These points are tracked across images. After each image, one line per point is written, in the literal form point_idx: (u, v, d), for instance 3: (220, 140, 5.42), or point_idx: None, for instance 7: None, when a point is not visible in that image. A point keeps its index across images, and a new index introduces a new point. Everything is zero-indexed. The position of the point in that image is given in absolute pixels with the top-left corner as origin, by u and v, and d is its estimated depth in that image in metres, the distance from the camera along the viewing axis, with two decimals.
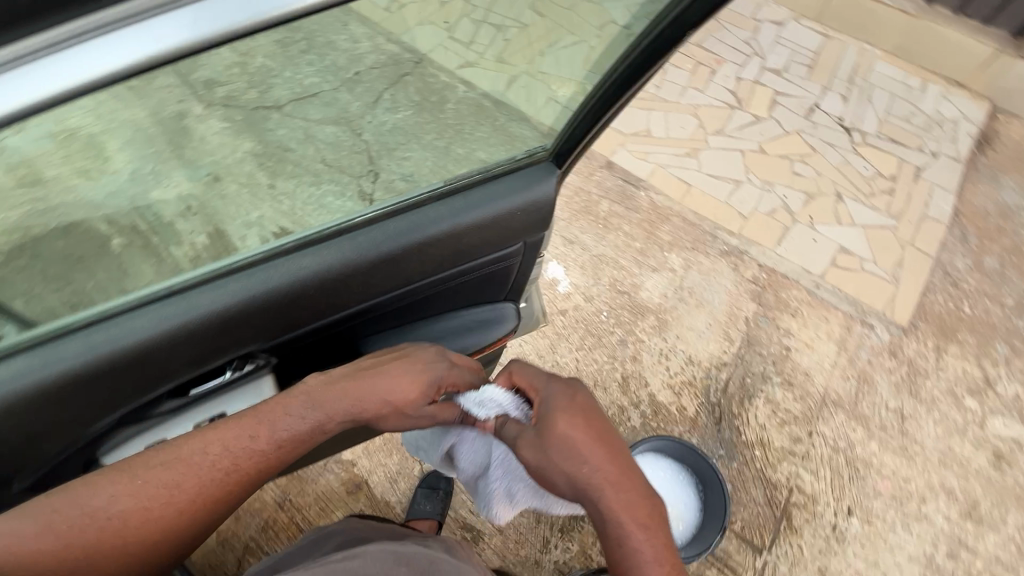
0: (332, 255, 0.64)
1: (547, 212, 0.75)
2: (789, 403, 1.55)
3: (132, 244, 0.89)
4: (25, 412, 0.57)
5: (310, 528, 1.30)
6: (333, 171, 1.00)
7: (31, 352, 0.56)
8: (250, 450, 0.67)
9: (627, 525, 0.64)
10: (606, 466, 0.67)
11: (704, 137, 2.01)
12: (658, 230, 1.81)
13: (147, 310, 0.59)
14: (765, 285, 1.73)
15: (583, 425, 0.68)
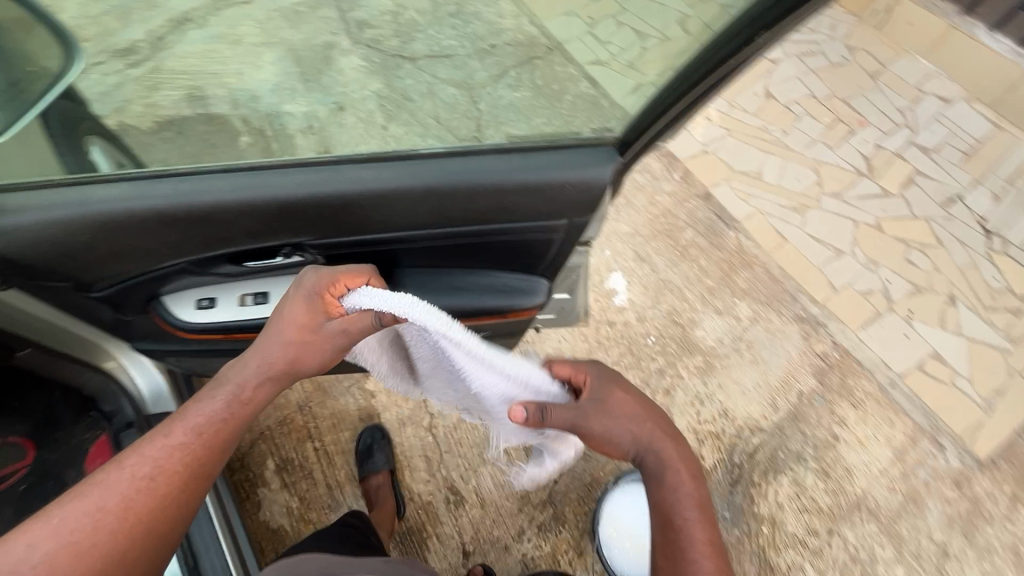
0: (389, 175, 0.68)
1: (601, 197, 0.74)
2: (817, 492, 1.44)
3: (254, 144, 0.96)
4: (101, 234, 0.64)
5: (318, 437, 1.40)
6: (433, 125, 1.06)
7: (128, 183, 0.64)
8: (167, 446, 0.69)
9: (666, 474, 0.78)
10: (643, 430, 0.80)
11: (817, 196, 1.89)
12: (736, 274, 1.73)
13: (226, 175, 0.66)
14: (832, 365, 1.60)
15: (618, 389, 0.80)
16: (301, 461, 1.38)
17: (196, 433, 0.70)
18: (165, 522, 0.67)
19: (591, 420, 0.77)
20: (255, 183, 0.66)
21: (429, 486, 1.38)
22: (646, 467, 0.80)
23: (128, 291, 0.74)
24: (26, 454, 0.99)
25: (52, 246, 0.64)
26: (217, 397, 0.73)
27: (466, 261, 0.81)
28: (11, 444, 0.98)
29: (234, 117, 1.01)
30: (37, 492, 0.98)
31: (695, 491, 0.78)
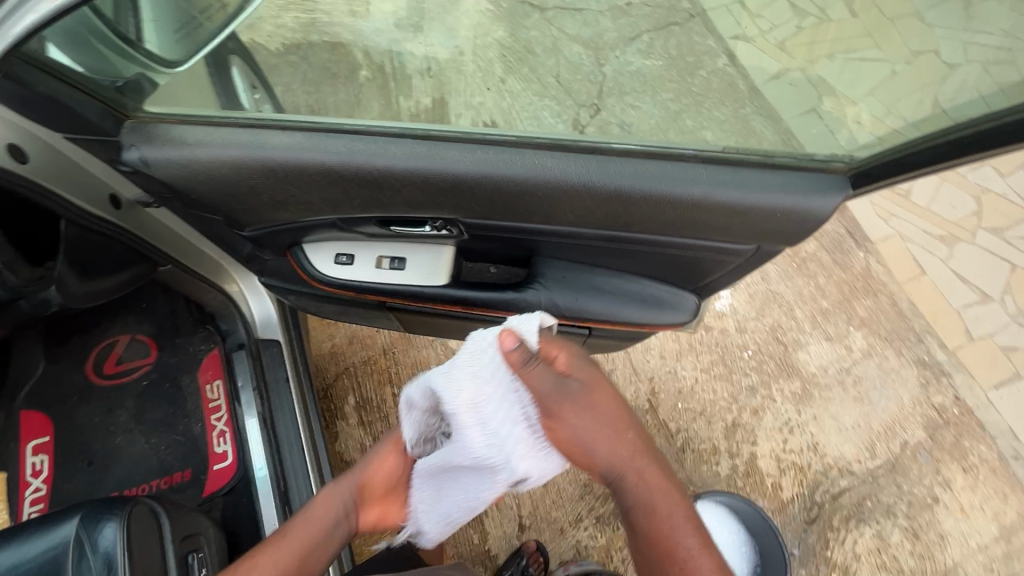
0: (578, 169, 0.64)
1: (807, 228, 0.67)
2: (901, 553, 1.33)
3: (372, 82, 0.89)
4: (281, 180, 0.65)
5: (398, 384, 1.43)
6: (559, 90, 0.96)
7: (302, 134, 0.64)
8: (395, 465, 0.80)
9: (655, 496, 0.68)
10: (629, 450, 0.70)
11: (973, 228, 1.65)
12: (857, 300, 1.56)
13: (402, 141, 0.64)
14: (948, 421, 1.44)
15: (598, 387, 0.73)
16: (379, 403, 1.42)
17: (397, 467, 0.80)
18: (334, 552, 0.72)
19: (572, 414, 0.69)
20: (434, 155, 0.64)
21: None
22: (624, 486, 0.69)
23: (273, 235, 0.76)
24: (150, 352, 1.09)
25: (219, 182, 0.66)
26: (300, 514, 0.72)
27: (615, 263, 0.77)
28: (139, 342, 1.10)
29: (356, 48, 0.92)
30: (155, 391, 1.07)
31: (687, 513, 0.68)
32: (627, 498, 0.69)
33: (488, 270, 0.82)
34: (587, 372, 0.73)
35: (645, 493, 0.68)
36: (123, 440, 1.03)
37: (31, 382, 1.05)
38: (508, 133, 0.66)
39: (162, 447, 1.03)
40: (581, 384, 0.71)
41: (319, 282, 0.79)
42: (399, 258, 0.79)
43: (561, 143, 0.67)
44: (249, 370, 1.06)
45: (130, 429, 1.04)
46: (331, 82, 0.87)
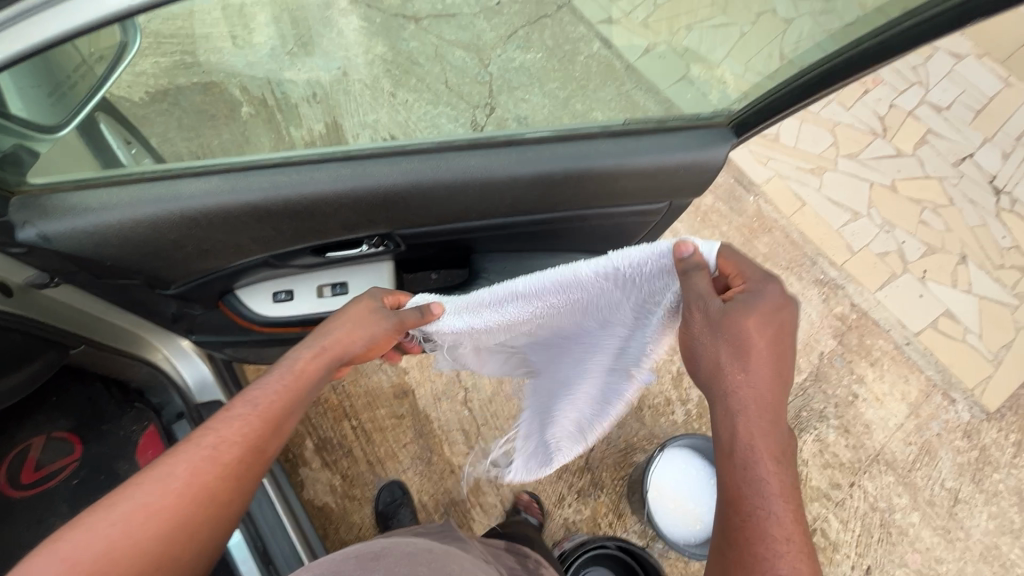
0: (500, 162, 0.68)
1: (709, 177, 0.75)
2: (839, 448, 1.50)
3: (257, 117, 0.84)
4: (204, 228, 0.63)
5: (355, 416, 1.40)
6: (452, 95, 0.92)
7: (217, 177, 0.61)
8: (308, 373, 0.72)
9: (762, 454, 0.58)
10: (766, 392, 0.61)
11: (834, 158, 1.89)
12: (757, 239, 1.74)
13: (324, 166, 0.64)
14: (851, 326, 1.64)
15: (761, 331, 0.61)
16: (340, 439, 1.38)
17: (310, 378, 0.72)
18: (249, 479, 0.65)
19: (697, 323, 0.63)
20: (360, 174, 0.64)
21: (469, 458, 1.40)
22: (724, 418, 0.61)
23: (202, 287, 0.73)
24: (74, 449, 0.99)
25: (135, 243, 0.62)
26: (261, 383, 0.70)
27: (547, 245, 0.83)
28: (58, 440, 0.99)
29: (232, 84, 0.82)
30: (90, 488, 0.97)
31: (786, 488, 0.57)
32: (726, 438, 0.60)
33: (429, 277, 0.87)
34: (752, 307, 0.62)
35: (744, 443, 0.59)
36: None
37: None
38: (425, 138, 0.68)
39: None
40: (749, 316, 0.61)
41: (261, 323, 0.78)
42: (340, 283, 0.79)
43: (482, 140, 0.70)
44: None
45: None
46: (210, 124, 0.81)
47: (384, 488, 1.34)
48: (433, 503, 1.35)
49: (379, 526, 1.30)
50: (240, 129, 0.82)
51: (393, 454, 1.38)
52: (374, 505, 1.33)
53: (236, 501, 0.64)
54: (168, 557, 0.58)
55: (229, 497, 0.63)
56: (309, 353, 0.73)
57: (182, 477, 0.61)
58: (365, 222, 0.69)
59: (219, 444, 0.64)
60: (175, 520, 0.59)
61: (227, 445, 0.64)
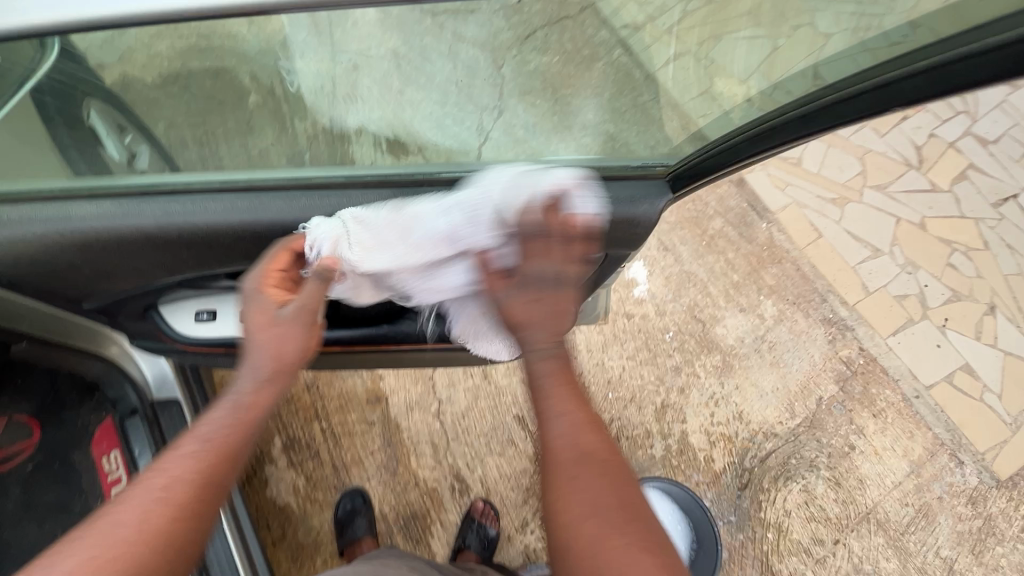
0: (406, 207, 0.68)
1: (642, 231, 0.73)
2: (827, 502, 1.41)
3: (264, 106, 0.78)
4: (109, 250, 0.65)
5: (326, 418, 1.39)
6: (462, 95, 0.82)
7: (114, 201, 0.63)
8: (251, 404, 0.63)
9: (585, 471, 0.61)
10: (578, 420, 0.64)
11: (860, 188, 1.76)
12: (764, 269, 1.64)
13: (218, 197, 0.65)
14: (856, 372, 1.54)
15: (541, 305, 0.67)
16: (308, 440, 1.37)
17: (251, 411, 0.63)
18: (202, 529, 0.57)
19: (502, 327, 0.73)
20: (255, 207, 0.65)
21: (435, 472, 1.37)
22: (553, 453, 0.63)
23: (119, 303, 0.76)
24: (32, 433, 1.01)
25: (35, 260, 0.65)
26: (207, 422, 0.61)
27: None
28: (18, 423, 1.01)
29: (242, 72, 0.75)
30: (43, 474, 0.99)
31: (616, 502, 0.59)
32: (556, 459, 0.62)
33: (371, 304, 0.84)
34: (531, 287, 0.66)
35: (568, 450, 0.62)
36: (10, 534, 0.95)
37: None
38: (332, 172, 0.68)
39: (56, 535, 0.96)
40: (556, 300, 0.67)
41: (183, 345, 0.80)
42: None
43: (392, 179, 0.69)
44: (147, 438, 1.00)
45: (16, 520, 0.95)
46: (217, 110, 0.76)
47: (346, 495, 1.31)
48: (393, 515, 1.34)
49: (335, 535, 1.29)
50: (245, 119, 0.76)
51: (359, 460, 1.37)
52: (333, 512, 1.31)
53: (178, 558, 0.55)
54: None
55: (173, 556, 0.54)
56: (261, 381, 0.65)
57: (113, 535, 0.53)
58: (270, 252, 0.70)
59: (162, 498, 0.55)
60: None
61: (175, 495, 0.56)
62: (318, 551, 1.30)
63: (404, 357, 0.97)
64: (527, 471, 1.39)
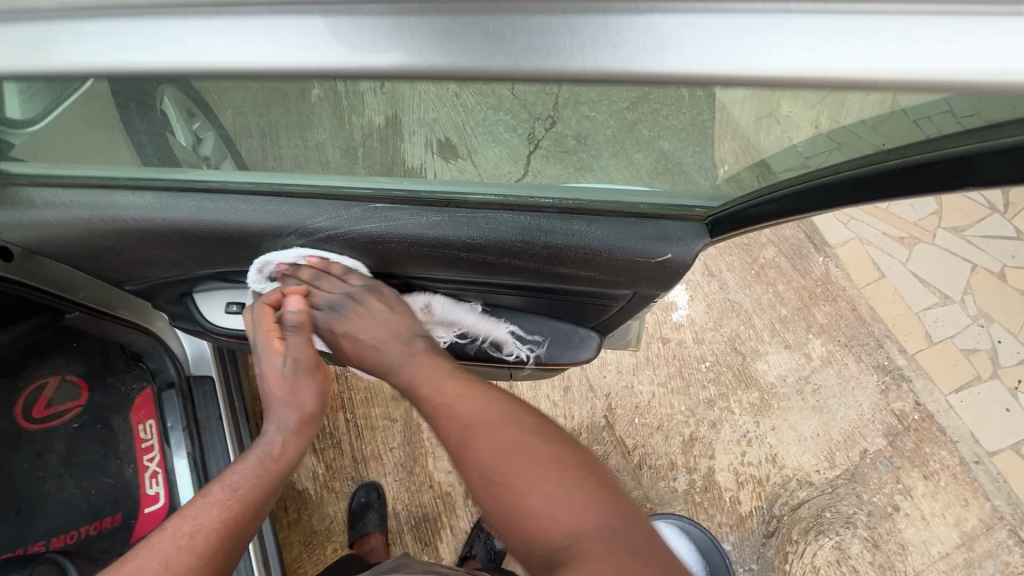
0: (429, 224, 0.69)
1: (675, 271, 0.70)
2: (861, 563, 1.31)
3: (326, 98, 0.57)
4: (156, 239, 0.70)
5: (351, 409, 1.42)
6: (532, 110, 0.59)
7: (159, 195, 0.67)
8: (274, 451, 0.73)
9: (481, 434, 0.67)
10: (457, 400, 0.71)
11: (933, 228, 1.63)
12: (816, 306, 1.54)
13: (251, 198, 0.68)
14: (910, 427, 1.42)
15: (376, 313, 0.77)
16: (332, 429, 1.40)
17: (274, 458, 0.72)
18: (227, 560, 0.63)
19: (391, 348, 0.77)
20: (285, 211, 0.68)
21: (450, 477, 1.37)
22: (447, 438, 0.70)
23: (161, 287, 0.80)
24: (80, 394, 1.08)
25: (89, 239, 0.70)
26: (236, 467, 0.70)
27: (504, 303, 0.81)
28: (70, 383, 1.08)
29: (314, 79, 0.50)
30: (86, 434, 1.06)
31: (518, 437, 0.66)
32: (450, 437, 0.69)
33: None
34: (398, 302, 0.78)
35: (456, 424, 0.69)
36: (51, 486, 1.02)
37: None
38: (361, 184, 0.68)
39: (92, 491, 1.02)
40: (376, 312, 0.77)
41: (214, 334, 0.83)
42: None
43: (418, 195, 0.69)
44: (180, 411, 1.05)
45: (58, 474, 1.02)
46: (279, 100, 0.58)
47: (362, 487, 1.35)
48: (404, 513, 1.35)
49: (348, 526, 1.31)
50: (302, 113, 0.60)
51: (378, 455, 1.39)
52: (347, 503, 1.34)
53: None
54: None
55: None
56: (285, 433, 0.74)
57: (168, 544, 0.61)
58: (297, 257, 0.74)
59: (189, 534, 0.61)
60: None
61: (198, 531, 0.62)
62: (329, 538, 1.33)
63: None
64: None
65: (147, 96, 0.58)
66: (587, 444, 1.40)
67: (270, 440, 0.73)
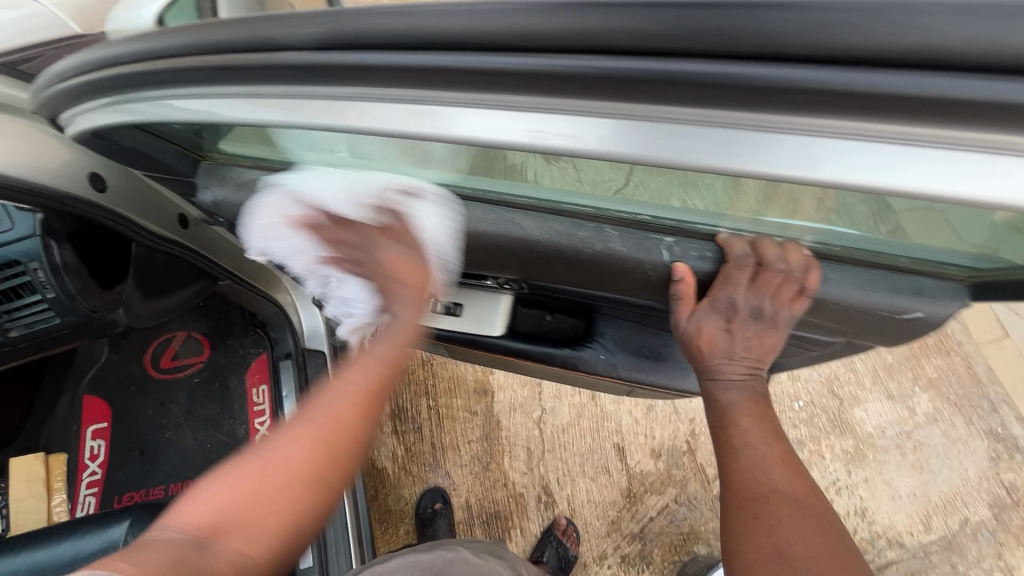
0: (634, 248, 0.62)
1: (919, 328, 0.61)
2: None
3: (519, 160, 0.55)
4: None
5: (434, 397, 1.44)
6: (720, 192, 0.54)
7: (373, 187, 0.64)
8: (406, 332, 0.59)
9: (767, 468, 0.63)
10: (764, 439, 0.67)
11: None
12: (926, 358, 1.45)
13: (446, 196, 0.63)
14: (1018, 502, 1.32)
15: (749, 331, 0.69)
16: (414, 414, 1.43)
17: (396, 352, 0.58)
18: (343, 450, 0.51)
19: (737, 344, 0.70)
20: (494, 220, 0.65)
21: (525, 478, 1.38)
22: (730, 458, 0.67)
23: None
24: (203, 351, 1.14)
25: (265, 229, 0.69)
26: (383, 344, 0.58)
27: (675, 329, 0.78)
28: (193, 339, 1.15)
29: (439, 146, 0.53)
30: (206, 389, 1.12)
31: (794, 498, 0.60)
32: (731, 452, 0.67)
33: (543, 319, 0.85)
34: (726, 322, 0.68)
35: (754, 484, 0.62)
36: (172, 434, 1.08)
37: (95, 369, 1.12)
38: (574, 199, 0.62)
39: (207, 445, 1.08)
40: (770, 336, 0.68)
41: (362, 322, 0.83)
42: (456, 304, 0.80)
43: (581, 207, 0.62)
44: (293, 382, 1.07)
45: (179, 423, 1.09)
46: (467, 160, 0.57)
47: (427, 493, 1.36)
48: (477, 508, 1.36)
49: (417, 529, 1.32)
50: (494, 167, 0.59)
51: (456, 445, 1.40)
52: (415, 503, 1.35)
53: (314, 481, 0.49)
54: (252, 535, 0.45)
55: (304, 460, 0.49)
56: (411, 309, 0.60)
57: (249, 472, 0.48)
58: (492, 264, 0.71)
59: (321, 404, 0.53)
60: (248, 491, 0.47)
61: (331, 400, 0.53)
62: (402, 520, 1.36)
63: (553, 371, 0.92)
64: (616, 503, 1.35)
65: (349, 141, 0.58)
66: (665, 468, 1.37)
67: (405, 319, 0.60)
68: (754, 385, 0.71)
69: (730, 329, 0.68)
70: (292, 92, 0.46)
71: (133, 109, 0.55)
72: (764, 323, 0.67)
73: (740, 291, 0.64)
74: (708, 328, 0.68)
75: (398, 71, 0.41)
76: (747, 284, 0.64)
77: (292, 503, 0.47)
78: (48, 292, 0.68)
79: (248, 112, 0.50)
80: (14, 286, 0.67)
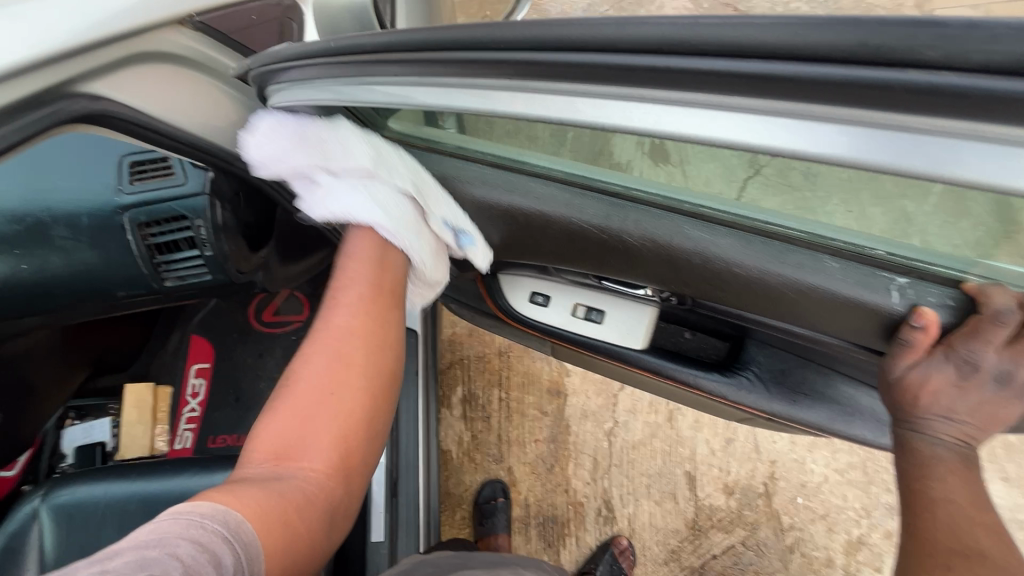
0: (849, 283, 0.55)
1: None
2: None
3: (749, 170, 0.54)
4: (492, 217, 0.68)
5: (508, 389, 1.42)
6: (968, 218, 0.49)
7: (562, 187, 0.62)
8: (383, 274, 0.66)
9: (979, 550, 0.50)
10: (972, 508, 0.53)
11: None
12: None
13: (621, 202, 0.60)
14: None
15: (981, 393, 0.55)
16: (484, 402, 1.42)
17: (378, 291, 0.65)
18: (376, 395, 0.62)
19: (961, 403, 0.55)
20: (685, 233, 0.59)
21: (588, 488, 1.34)
22: (919, 521, 0.54)
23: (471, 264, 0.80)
24: (303, 311, 1.17)
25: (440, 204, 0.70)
26: (348, 282, 0.65)
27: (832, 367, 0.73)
28: (295, 298, 1.18)
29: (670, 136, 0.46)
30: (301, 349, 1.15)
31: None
32: (929, 517, 0.54)
33: (683, 336, 0.80)
34: (958, 383, 0.54)
35: (956, 537, 0.51)
36: (266, 386, 1.13)
37: (205, 312, 1.18)
38: (780, 212, 0.56)
39: None
40: (1005, 407, 0.56)
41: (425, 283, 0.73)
42: (599, 311, 0.76)
43: (778, 229, 0.56)
44: None
45: (273, 376, 1.13)
46: (684, 161, 0.55)
47: (490, 484, 1.36)
48: (536, 508, 1.34)
49: (475, 519, 1.33)
50: (708, 166, 0.54)
51: (523, 442, 1.39)
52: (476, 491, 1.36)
53: (370, 420, 0.61)
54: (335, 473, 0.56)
55: (350, 408, 0.59)
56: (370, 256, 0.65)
57: (318, 413, 0.57)
58: (667, 279, 0.66)
59: (343, 338, 0.62)
60: (323, 442, 0.56)
61: (342, 344, 0.62)
62: (458, 505, 1.37)
63: (672, 392, 0.87)
64: (679, 532, 1.30)
65: (569, 137, 0.58)
66: (737, 506, 1.30)
67: (358, 269, 0.65)
68: (965, 450, 0.57)
69: (960, 387, 0.54)
70: (466, 84, 0.47)
71: (327, 90, 0.56)
72: (1006, 391, 0.54)
73: (994, 351, 0.51)
74: (933, 382, 0.55)
75: (615, 71, 0.38)
76: (995, 343, 0.51)
77: (358, 443, 0.59)
78: (206, 250, 0.72)
79: (436, 94, 0.49)
80: (176, 240, 0.71)
